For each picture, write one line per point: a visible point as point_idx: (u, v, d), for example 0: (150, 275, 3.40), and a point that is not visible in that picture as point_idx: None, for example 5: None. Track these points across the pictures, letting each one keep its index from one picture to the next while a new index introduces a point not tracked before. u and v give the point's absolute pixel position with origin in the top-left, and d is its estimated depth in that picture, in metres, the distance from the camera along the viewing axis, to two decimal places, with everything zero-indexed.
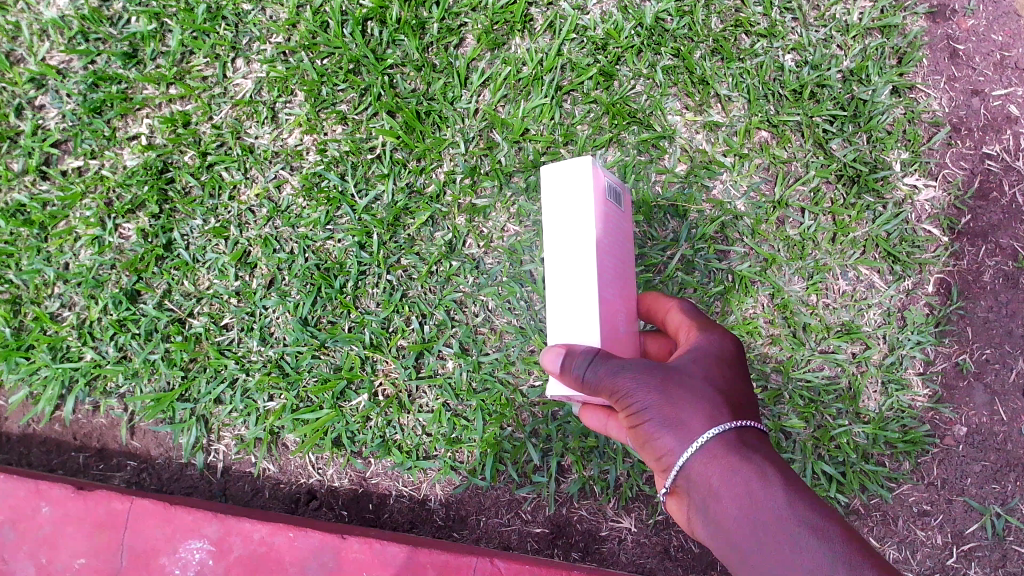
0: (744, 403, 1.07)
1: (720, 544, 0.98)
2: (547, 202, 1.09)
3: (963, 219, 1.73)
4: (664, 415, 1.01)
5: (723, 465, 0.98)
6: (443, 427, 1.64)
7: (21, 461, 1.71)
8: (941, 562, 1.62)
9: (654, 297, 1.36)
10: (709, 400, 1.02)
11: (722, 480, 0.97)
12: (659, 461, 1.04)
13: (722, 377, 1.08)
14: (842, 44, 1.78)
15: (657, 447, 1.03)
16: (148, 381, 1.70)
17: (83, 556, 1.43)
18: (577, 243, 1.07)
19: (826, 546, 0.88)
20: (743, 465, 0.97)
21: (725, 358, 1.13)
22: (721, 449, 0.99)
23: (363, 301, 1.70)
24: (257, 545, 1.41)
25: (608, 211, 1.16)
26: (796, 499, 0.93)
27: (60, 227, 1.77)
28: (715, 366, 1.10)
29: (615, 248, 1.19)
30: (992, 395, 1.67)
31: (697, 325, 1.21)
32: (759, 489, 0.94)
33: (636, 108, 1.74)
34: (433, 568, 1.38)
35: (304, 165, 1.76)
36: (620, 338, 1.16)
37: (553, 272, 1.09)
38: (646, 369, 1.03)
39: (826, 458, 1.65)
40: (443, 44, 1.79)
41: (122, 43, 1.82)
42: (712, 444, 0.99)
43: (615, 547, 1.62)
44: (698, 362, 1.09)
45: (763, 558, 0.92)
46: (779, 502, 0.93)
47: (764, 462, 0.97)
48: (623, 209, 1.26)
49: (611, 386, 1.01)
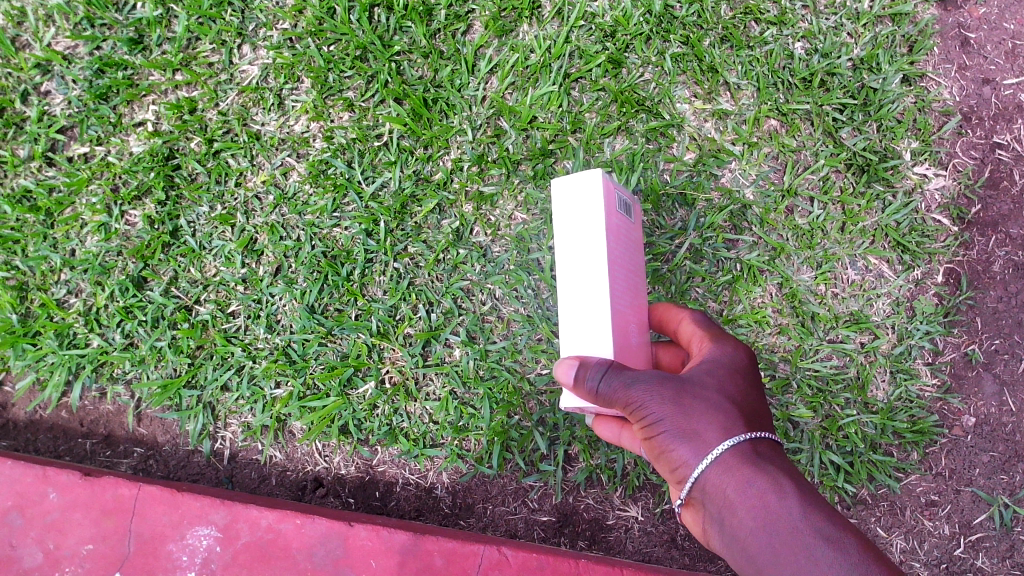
0: (757, 416, 1.06)
1: (734, 555, 0.98)
2: (558, 214, 1.11)
3: (973, 209, 1.72)
4: (678, 426, 1.01)
5: (738, 477, 0.97)
6: (450, 415, 1.64)
7: (27, 447, 1.71)
8: (949, 553, 1.62)
9: (666, 307, 1.36)
10: (723, 412, 1.02)
11: (737, 491, 0.97)
12: (674, 473, 1.04)
13: (735, 388, 1.08)
14: (853, 31, 1.77)
15: (672, 459, 1.03)
16: (154, 368, 1.70)
17: (91, 541, 1.43)
18: (587, 269, 1.08)
19: (842, 557, 0.88)
20: (757, 477, 0.97)
21: (737, 370, 1.12)
22: (736, 460, 0.98)
23: (369, 289, 1.70)
24: (265, 532, 1.41)
25: (619, 223, 1.16)
26: (811, 510, 0.93)
27: (66, 213, 1.76)
28: (729, 378, 1.09)
29: (626, 260, 1.19)
30: (1001, 385, 1.66)
31: (710, 335, 1.21)
32: (774, 500, 0.94)
33: (645, 96, 1.74)
34: (441, 555, 1.38)
35: (311, 152, 1.76)
36: (632, 349, 1.17)
37: (565, 284, 1.10)
38: (660, 381, 1.03)
39: (834, 448, 1.64)
40: (451, 31, 1.78)
41: (127, 29, 1.81)
42: (726, 456, 0.99)
43: (621, 536, 1.62)
44: (712, 373, 1.09)
45: (777, 569, 0.91)
46: (795, 513, 0.93)
47: (779, 473, 0.97)
48: (633, 221, 1.26)
49: (624, 398, 1.01)
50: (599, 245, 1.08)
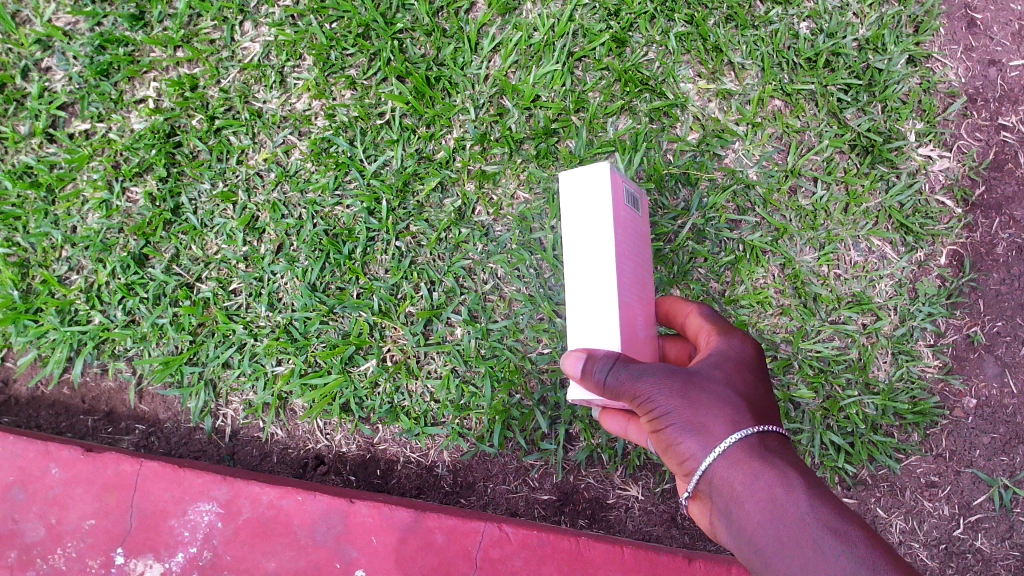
0: (763, 408, 1.06)
1: (742, 547, 0.98)
2: (567, 216, 1.11)
3: (977, 191, 1.71)
4: (686, 419, 1.01)
5: (745, 470, 0.97)
6: (451, 393, 1.64)
7: (29, 424, 1.71)
8: (948, 533, 1.63)
9: (673, 301, 1.36)
10: (731, 405, 1.02)
11: (744, 484, 0.96)
12: (681, 466, 1.04)
13: (743, 381, 1.07)
14: (858, 11, 1.76)
15: (679, 451, 1.02)
16: (155, 345, 1.70)
17: (93, 517, 1.43)
18: (596, 261, 1.08)
19: (849, 550, 0.88)
20: (765, 470, 0.96)
21: (744, 364, 1.12)
22: (743, 453, 0.98)
23: (371, 268, 1.70)
24: (266, 508, 1.42)
25: (627, 216, 1.16)
26: (818, 504, 0.93)
27: (67, 189, 1.75)
28: (736, 371, 1.09)
29: (634, 252, 1.19)
30: (1003, 367, 1.66)
31: (718, 329, 1.20)
32: (782, 493, 0.94)
33: (648, 75, 1.73)
34: (442, 532, 1.39)
35: (313, 130, 1.75)
36: (640, 342, 1.16)
37: (573, 277, 1.10)
38: (667, 374, 1.03)
39: (835, 428, 1.64)
40: (454, 9, 1.76)
41: (128, 5, 1.80)
42: (734, 449, 0.98)
43: (622, 515, 1.63)
44: (719, 367, 1.08)
45: (784, 562, 0.91)
46: (802, 507, 0.93)
47: (786, 465, 0.97)
48: (640, 213, 1.26)
49: (631, 391, 1.01)
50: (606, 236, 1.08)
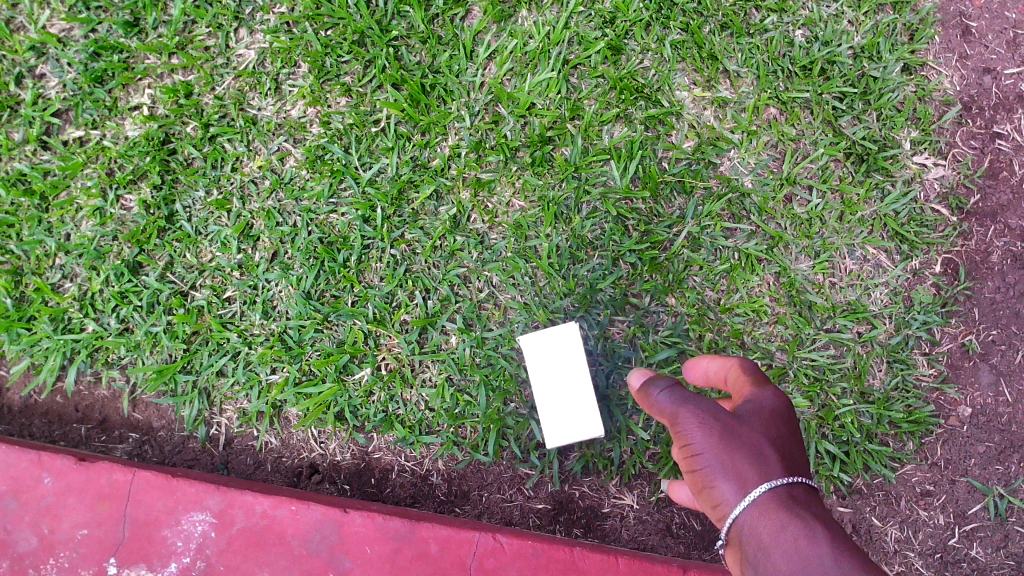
0: (809, 474, 0.93)
1: None
2: (535, 373, 1.48)
3: (972, 199, 1.71)
4: (720, 461, 0.92)
5: (773, 520, 0.84)
6: (446, 402, 1.63)
7: (22, 432, 1.70)
8: (943, 542, 1.62)
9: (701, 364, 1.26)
10: (765, 454, 0.91)
11: (770, 534, 0.83)
12: (715, 512, 0.93)
13: (782, 435, 0.95)
14: (854, 19, 1.76)
15: (712, 496, 0.92)
16: (149, 353, 1.69)
17: (86, 526, 1.42)
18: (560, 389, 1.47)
19: None
20: (792, 521, 0.83)
21: (786, 423, 0.99)
22: (772, 502, 0.86)
23: (366, 276, 1.69)
24: (260, 518, 1.41)
25: (559, 350, 1.47)
26: (850, 555, 0.77)
27: (61, 197, 1.75)
28: (773, 422, 0.97)
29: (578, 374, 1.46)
30: (997, 376, 1.66)
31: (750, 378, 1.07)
32: (807, 544, 0.79)
33: (644, 83, 1.73)
34: (436, 542, 1.39)
35: (308, 137, 1.75)
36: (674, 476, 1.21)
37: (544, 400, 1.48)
38: (712, 412, 0.97)
39: (830, 437, 1.64)
40: (449, 16, 1.76)
41: (122, 11, 1.79)
42: (763, 497, 0.87)
43: (617, 524, 1.62)
44: (756, 417, 0.97)
45: None
46: (827, 556, 0.76)
47: (818, 517, 0.83)
48: (574, 353, 1.46)
49: (674, 414, 1.01)
50: (530, 368, 1.48)
